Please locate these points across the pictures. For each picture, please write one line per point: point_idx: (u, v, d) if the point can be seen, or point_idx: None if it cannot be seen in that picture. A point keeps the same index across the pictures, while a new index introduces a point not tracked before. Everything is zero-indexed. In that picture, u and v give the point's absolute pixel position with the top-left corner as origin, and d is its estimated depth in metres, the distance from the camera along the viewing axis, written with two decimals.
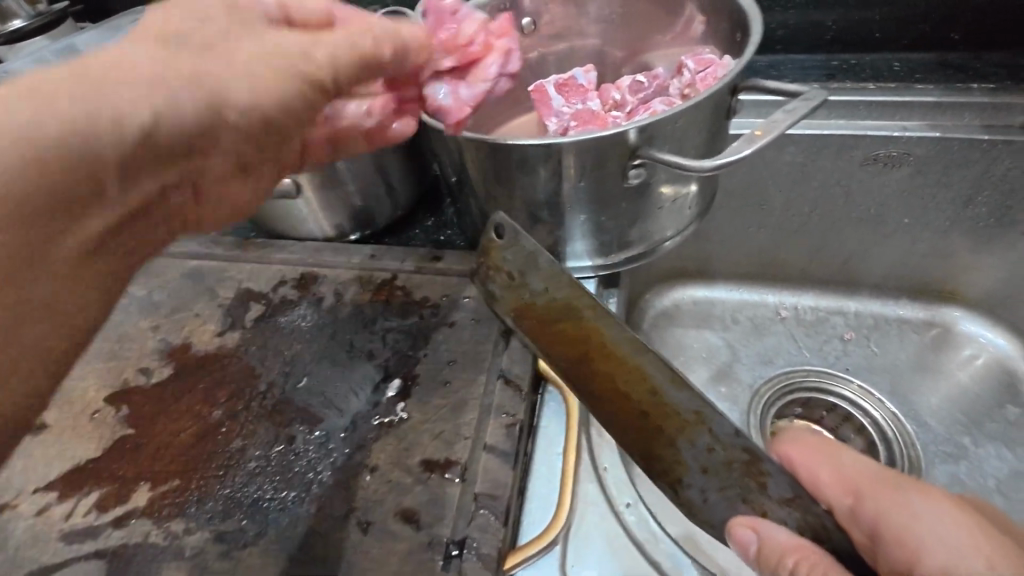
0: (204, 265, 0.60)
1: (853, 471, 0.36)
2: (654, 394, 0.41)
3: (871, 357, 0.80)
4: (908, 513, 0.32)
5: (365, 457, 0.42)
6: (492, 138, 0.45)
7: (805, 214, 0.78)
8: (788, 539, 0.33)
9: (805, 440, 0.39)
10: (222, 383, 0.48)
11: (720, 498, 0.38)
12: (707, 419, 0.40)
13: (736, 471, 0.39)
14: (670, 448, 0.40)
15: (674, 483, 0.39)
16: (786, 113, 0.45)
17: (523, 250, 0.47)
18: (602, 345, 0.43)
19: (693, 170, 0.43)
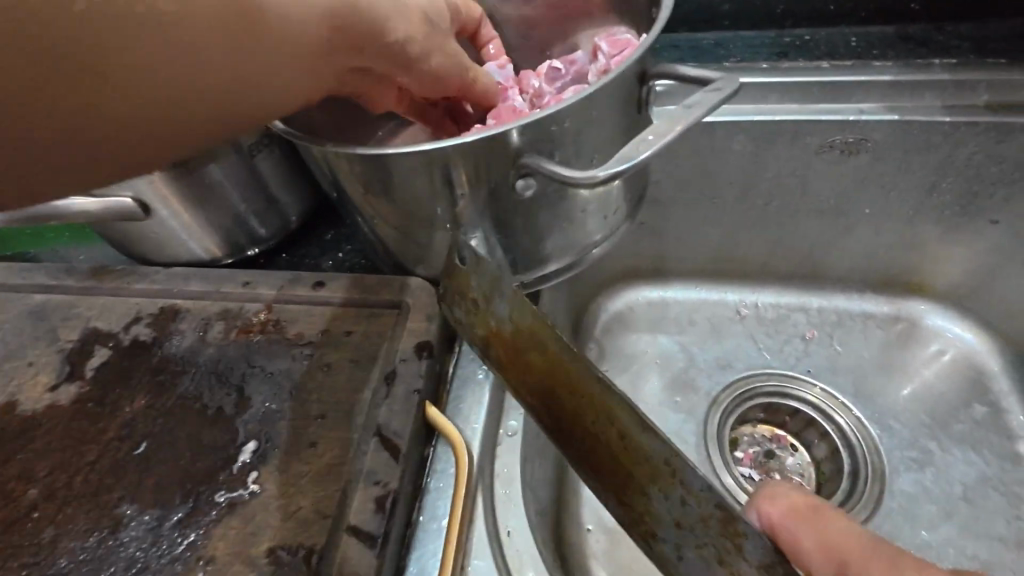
0: (49, 300, 0.50)
1: (841, 541, 0.32)
2: (623, 437, 0.34)
3: (835, 357, 0.74)
4: None
5: (201, 546, 0.34)
6: (364, 148, 0.37)
7: (760, 207, 0.70)
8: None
9: (794, 500, 0.34)
10: (45, 452, 0.40)
11: (697, 558, 0.31)
12: (679, 467, 0.33)
13: (714, 529, 0.31)
14: (640, 497, 0.33)
15: (647, 537, 0.33)
16: (696, 106, 0.37)
17: (487, 272, 0.41)
18: (571, 380, 0.37)
19: (581, 181, 0.36)
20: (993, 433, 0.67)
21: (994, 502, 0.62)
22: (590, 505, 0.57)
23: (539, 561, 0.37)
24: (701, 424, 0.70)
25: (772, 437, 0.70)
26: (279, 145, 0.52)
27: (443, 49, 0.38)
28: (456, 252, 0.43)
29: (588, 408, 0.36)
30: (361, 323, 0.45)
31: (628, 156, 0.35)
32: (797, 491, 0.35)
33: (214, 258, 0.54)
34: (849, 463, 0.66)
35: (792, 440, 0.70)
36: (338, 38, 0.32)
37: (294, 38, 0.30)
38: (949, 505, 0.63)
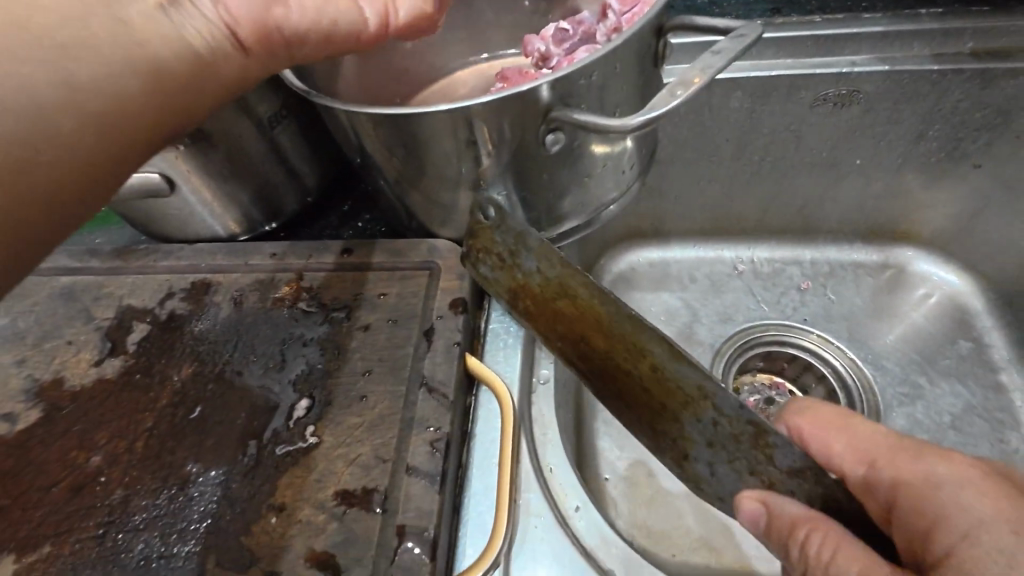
0: (78, 281, 0.51)
1: (868, 442, 0.36)
2: (654, 369, 0.37)
3: (829, 305, 0.77)
4: (928, 484, 0.31)
5: (271, 495, 0.36)
6: (390, 110, 0.38)
7: (756, 163, 0.73)
8: (797, 510, 0.33)
9: (819, 412, 0.38)
10: (101, 424, 0.41)
11: (730, 470, 0.35)
12: (711, 392, 0.35)
13: (745, 444, 0.35)
14: (675, 423, 0.36)
15: (681, 459, 0.37)
16: (717, 53, 0.39)
17: (513, 231, 0.43)
18: (602, 322, 0.39)
19: (615, 130, 0.37)
20: (977, 365, 0.71)
21: (979, 427, 0.67)
22: (609, 454, 0.60)
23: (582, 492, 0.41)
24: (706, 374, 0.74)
25: (770, 383, 0.74)
26: (297, 117, 0.52)
27: None
28: (478, 210, 0.45)
29: (620, 346, 0.38)
30: (393, 285, 0.47)
31: (657, 105, 0.37)
32: (826, 405, 0.39)
33: (233, 235, 0.54)
34: (846, 401, 0.71)
35: (791, 385, 0.74)
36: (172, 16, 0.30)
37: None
38: (939, 433, 0.67)
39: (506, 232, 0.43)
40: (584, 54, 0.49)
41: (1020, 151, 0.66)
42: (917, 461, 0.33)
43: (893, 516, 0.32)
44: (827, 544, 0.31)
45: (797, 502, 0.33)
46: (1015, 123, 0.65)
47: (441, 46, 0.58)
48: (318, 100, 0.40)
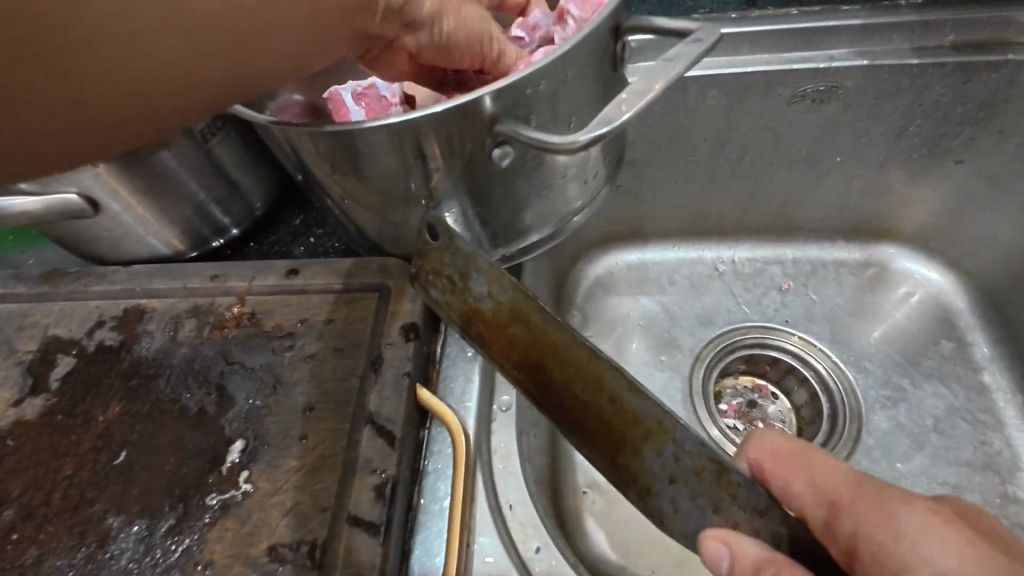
0: (3, 309, 0.47)
1: (829, 479, 0.33)
2: (613, 401, 0.33)
3: (811, 306, 0.75)
4: (891, 532, 0.29)
5: (199, 551, 0.33)
6: (331, 125, 0.34)
7: (735, 161, 0.70)
8: (761, 553, 0.30)
9: (777, 445, 0.35)
10: (16, 472, 0.38)
11: (693, 506, 0.32)
12: (672, 428, 0.32)
13: (707, 480, 0.32)
14: (635, 458, 0.32)
15: (642, 493, 0.32)
16: (676, 58, 0.36)
17: (461, 252, 0.39)
18: (557, 349, 0.35)
19: (562, 147, 0.34)
20: (960, 366, 0.70)
21: (962, 430, 0.66)
22: (585, 466, 0.58)
23: (542, 529, 0.38)
24: (686, 380, 0.71)
25: (752, 387, 0.72)
26: (236, 128, 0.49)
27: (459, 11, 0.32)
28: (428, 226, 0.41)
29: (578, 378, 0.34)
30: (340, 309, 0.43)
31: (609, 117, 0.33)
32: (783, 438, 0.36)
33: (177, 253, 0.51)
34: (828, 406, 0.69)
35: (772, 388, 0.72)
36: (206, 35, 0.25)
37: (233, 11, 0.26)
38: (922, 437, 0.66)
39: (455, 253, 0.40)
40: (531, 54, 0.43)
41: (1004, 145, 0.64)
42: (882, 506, 0.30)
43: (856, 565, 0.30)
44: None
45: (758, 541, 0.31)
46: (998, 117, 0.62)
47: None
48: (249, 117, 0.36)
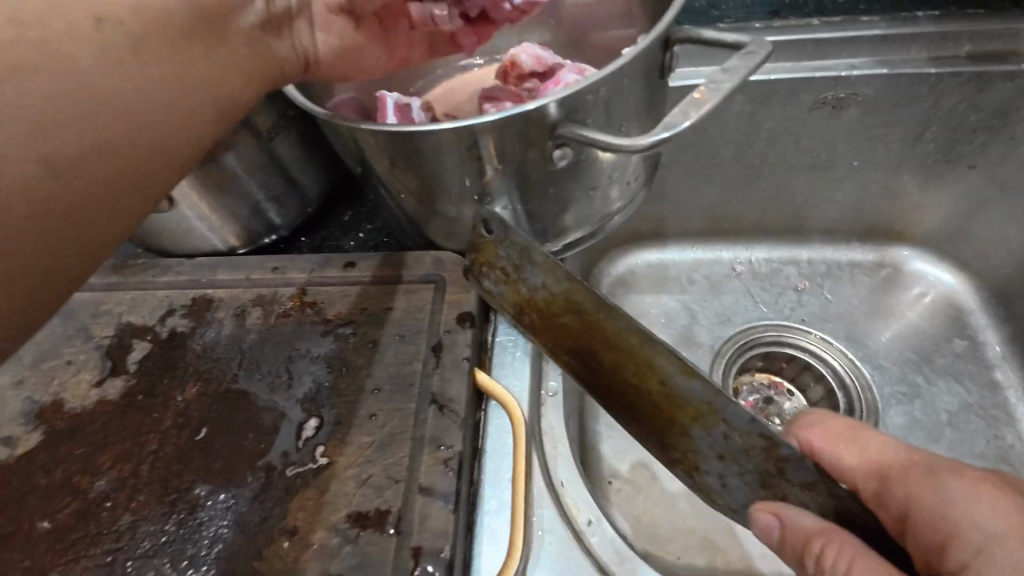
0: (75, 298, 0.50)
1: (880, 456, 0.35)
2: (664, 386, 0.36)
3: (826, 305, 0.78)
4: (938, 497, 0.31)
5: (283, 518, 0.36)
6: (397, 128, 0.37)
7: (756, 164, 0.73)
8: (811, 524, 0.32)
9: (828, 425, 0.38)
10: (105, 446, 0.41)
11: (741, 482, 0.36)
12: (720, 408, 0.34)
13: (756, 457, 0.34)
14: (683, 438, 0.37)
15: (691, 470, 0.37)
16: (727, 71, 0.39)
17: (514, 245, 0.43)
18: (608, 337, 0.39)
19: (626, 149, 0.36)
20: (972, 363, 0.72)
21: (975, 424, 0.68)
22: (611, 458, 0.60)
23: (593, 505, 0.41)
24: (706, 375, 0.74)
25: (769, 384, 0.75)
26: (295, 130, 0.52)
27: None
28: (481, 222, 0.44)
29: (630, 364, 0.38)
30: (398, 298, 0.46)
31: (670, 124, 0.36)
32: (838, 419, 0.39)
33: (231, 248, 0.54)
34: (845, 401, 0.71)
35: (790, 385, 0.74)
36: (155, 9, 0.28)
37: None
38: (936, 431, 0.68)
39: (508, 246, 0.43)
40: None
41: (1014, 152, 0.67)
42: (931, 476, 0.32)
43: (907, 529, 0.32)
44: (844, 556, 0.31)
45: (810, 514, 0.33)
46: (1010, 124, 0.65)
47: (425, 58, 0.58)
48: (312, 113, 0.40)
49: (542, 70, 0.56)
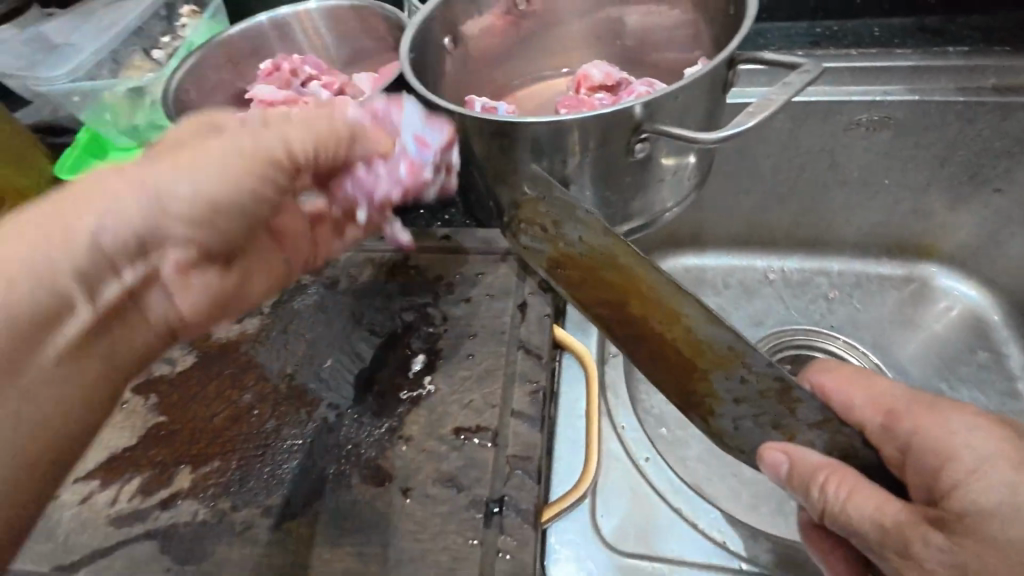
0: None
1: (887, 396, 0.41)
2: (690, 332, 0.43)
3: (855, 314, 0.84)
4: (944, 430, 0.37)
5: (399, 429, 0.44)
6: (501, 119, 0.46)
7: (792, 178, 0.80)
8: (816, 460, 0.39)
9: (843, 372, 0.44)
10: (249, 368, 0.49)
11: (753, 425, 0.43)
12: (742, 352, 0.42)
13: (771, 399, 0.42)
14: (704, 381, 0.43)
15: (707, 414, 0.44)
16: (786, 85, 0.47)
17: (563, 204, 0.48)
18: (642, 290, 0.45)
19: (699, 142, 0.44)
20: (995, 374, 0.77)
21: None
22: None
23: (649, 446, 0.48)
24: None
25: None
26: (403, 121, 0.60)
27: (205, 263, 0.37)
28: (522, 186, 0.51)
29: (660, 313, 0.45)
30: (489, 266, 0.54)
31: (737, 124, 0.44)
32: (848, 367, 0.45)
33: None
34: None
35: None
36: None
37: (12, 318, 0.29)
38: None
39: (554, 205, 0.49)
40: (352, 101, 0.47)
41: None
42: (935, 411, 0.39)
43: (910, 457, 0.39)
44: (841, 486, 0.38)
45: (815, 452, 0.39)
46: None
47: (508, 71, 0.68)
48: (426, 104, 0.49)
49: (611, 84, 0.65)
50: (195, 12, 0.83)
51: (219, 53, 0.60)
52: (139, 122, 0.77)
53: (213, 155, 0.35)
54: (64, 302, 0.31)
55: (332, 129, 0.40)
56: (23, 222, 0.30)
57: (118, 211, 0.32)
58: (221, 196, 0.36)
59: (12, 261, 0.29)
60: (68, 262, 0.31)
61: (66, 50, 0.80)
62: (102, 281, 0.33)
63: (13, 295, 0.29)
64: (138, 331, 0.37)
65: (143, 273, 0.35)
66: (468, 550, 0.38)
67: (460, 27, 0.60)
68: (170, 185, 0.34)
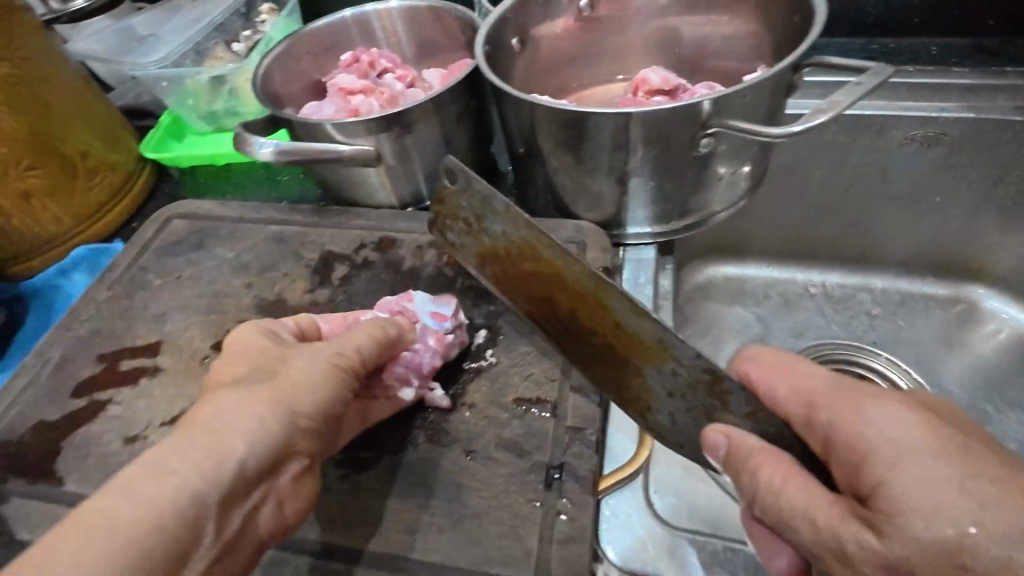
0: (287, 230, 0.63)
1: (811, 385, 0.37)
2: (617, 327, 0.40)
3: (898, 331, 0.83)
4: (859, 421, 0.33)
5: (462, 396, 0.47)
6: (573, 109, 0.49)
7: (839, 192, 0.81)
8: (757, 443, 0.35)
9: (768, 359, 0.40)
10: None
11: (688, 419, 0.40)
12: (669, 346, 0.37)
13: (703, 392, 0.38)
14: (638, 377, 0.41)
15: (644, 410, 0.41)
16: (858, 83, 0.48)
17: (476, 195, 0.46)
18: (565, 280, 0.42)
19: (768, 135, 0.46)
20: None
21: None
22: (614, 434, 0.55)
23: None
24: None
25: None
26: (472, 114, 0.64)
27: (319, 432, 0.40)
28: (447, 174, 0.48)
29: (583, 303, 0.42)
30: None
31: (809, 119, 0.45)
32: (777, 353, 0.40)
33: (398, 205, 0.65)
34: None
35: None
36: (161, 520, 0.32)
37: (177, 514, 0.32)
38: None
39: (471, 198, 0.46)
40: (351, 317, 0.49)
41: None
42: (857, 402, 0.34)
43: (831, 453, 0.34)
44: (781, 476, 0.34)
45: (755, 436, 0.36)
46: None
47: (568, 73, 0.71)
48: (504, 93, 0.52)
49: (668, 89, 0.67)
50: (274, 11, 0.88)
51: (302, 45, 0.64)
52: (217, 107, 0.82)
53: (314, 377, 0.40)
54: (194, 533, 0.33)
55: (378, 337, 0.44)
56: (171, 460, 0.34)
57: (249, 435, 0.36)
58: (330, 413, 0.40)
59: (167, 493, 0.33)
60: (209, 492, 0.34)
61: (154, 41, 0.85)
62: (228, 510, 0.35)
63: (164, 523, 0.32)
64: (247, 552, 0.36)
65: (264, 514, 0.37)
66: (530, 510, 0.41)
67: (530, 29, 0.63)
68: (296, 400, 0.39)
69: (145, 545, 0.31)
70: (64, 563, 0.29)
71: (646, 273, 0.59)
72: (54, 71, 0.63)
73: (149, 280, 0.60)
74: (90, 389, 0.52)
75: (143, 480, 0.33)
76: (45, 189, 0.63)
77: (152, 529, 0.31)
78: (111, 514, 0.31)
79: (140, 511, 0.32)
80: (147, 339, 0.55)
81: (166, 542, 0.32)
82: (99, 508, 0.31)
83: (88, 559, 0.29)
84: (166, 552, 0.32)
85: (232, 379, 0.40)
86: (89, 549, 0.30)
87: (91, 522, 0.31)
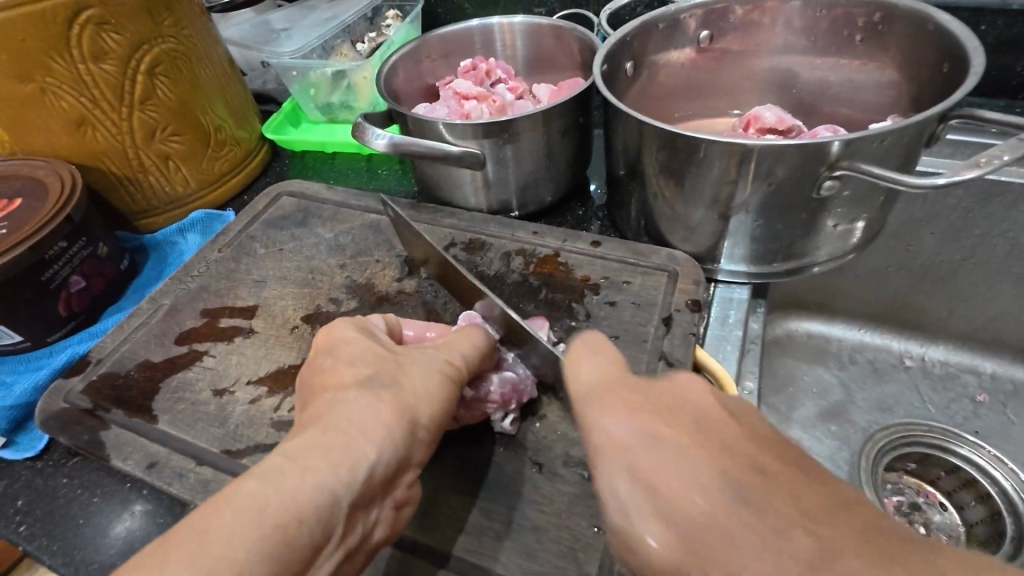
0: (383, 220, 0.66)
1: (586, 381, 0.35)
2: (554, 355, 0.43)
3: (1008, 426, 0.71)
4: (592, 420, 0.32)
5: (537, 408, 0.47)
6: (685, 134, 0.48)
7: (956, 261, 0.72)
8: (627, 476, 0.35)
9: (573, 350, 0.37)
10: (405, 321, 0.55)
11: None
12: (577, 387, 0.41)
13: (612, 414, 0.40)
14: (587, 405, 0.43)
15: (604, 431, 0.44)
16: (1018, 142, 0.43)
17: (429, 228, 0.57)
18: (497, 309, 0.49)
19: (906, 184, 0.43)
20: None
21: None
22: None
23: None
24: (853, 457, 0.70)
25: (918, 489, 0.69)
26: (577, 132, 0.64)
27: (427, 442, 0.39)
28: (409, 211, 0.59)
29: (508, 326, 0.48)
30: (636, 277, 0.57)
31: (958, 172, 0.42)
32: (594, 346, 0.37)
33: (488, 210, 0.66)
34: (1013, 529, 0.62)
35: (943, 498, 0.68)
36: (308, 511, 0.32)
37: (319, 505, 0.32)
38: None
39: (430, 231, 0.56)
40: (435, 330, 0.50)
41: None
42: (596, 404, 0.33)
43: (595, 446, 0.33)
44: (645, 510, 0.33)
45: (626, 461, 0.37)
46: None
47: (674, 102, 0.71)
48: (618, 110, 0.52)
49: (782, 129, 0.63)
50: (399, 17, 0.92)
51: (423, 50, 0.68)
52: (333, 100, 0.87)
53: (433, 389, 0.40)
54: (329, 532, 0.32)
55: (481, 347, 0.45)
56: (309, 457, 0.34)
57: (379, 439, 0.36)
58: (441, 427, 0.41)
59: (309, 487, 0.32)
60: (343, 492, 0.33)
61: (287, 34, 0.93)
62: (355, 515, 0.34)
63: (304, 516, 0.31)
64: (360, 558, 0.35)
65: (380, 523, 0.36)
66: (591, 535, 0.40)
67: (646, 56, 0.63)
68: (415, 409, 0.39)
69: (288, 535, 0.30)
70: (216, 542, 0.29)
71: (737, 311, 0.56)
72: (206, 49, 0.70)
73: (254, 248, 0.65)
74: (191, 339, 0.56)
75: (283, 471, 0.33)
76: (182, 153, 0.69)
77: (294, 521, 0.31)
78: (261, 500, 0.31)
79: (290, 504, 0.31)
80: (245, 302, 0.59)
81: (308, 534, 0.31)
82: (246, 495, 0.31)
83: (239, 544, 0.29)
84: (307, 545, 0.31)
85: (347, 380, 0.40)
86: (242, 534, 0.29)
87: (239, 507, 0.30)
